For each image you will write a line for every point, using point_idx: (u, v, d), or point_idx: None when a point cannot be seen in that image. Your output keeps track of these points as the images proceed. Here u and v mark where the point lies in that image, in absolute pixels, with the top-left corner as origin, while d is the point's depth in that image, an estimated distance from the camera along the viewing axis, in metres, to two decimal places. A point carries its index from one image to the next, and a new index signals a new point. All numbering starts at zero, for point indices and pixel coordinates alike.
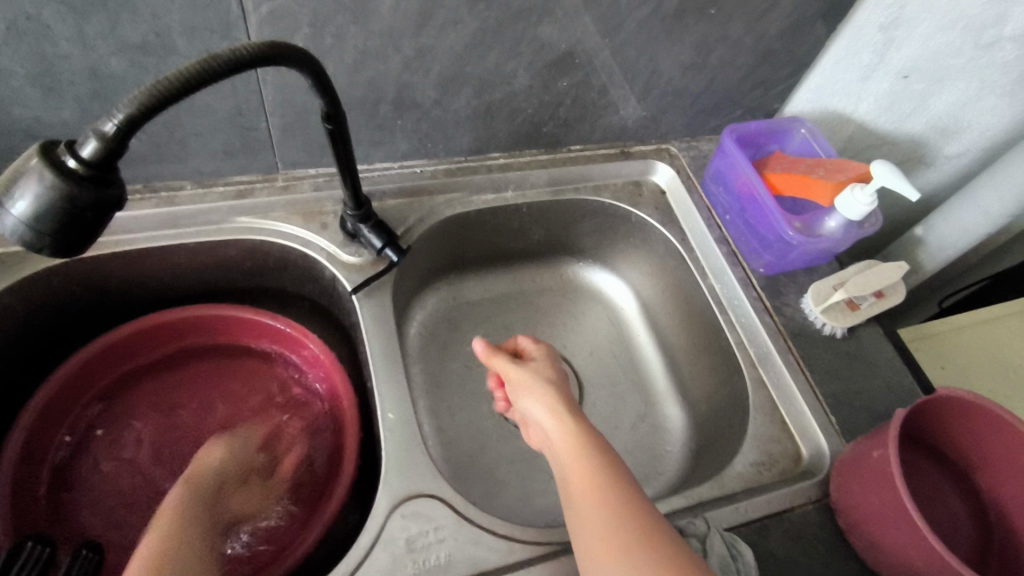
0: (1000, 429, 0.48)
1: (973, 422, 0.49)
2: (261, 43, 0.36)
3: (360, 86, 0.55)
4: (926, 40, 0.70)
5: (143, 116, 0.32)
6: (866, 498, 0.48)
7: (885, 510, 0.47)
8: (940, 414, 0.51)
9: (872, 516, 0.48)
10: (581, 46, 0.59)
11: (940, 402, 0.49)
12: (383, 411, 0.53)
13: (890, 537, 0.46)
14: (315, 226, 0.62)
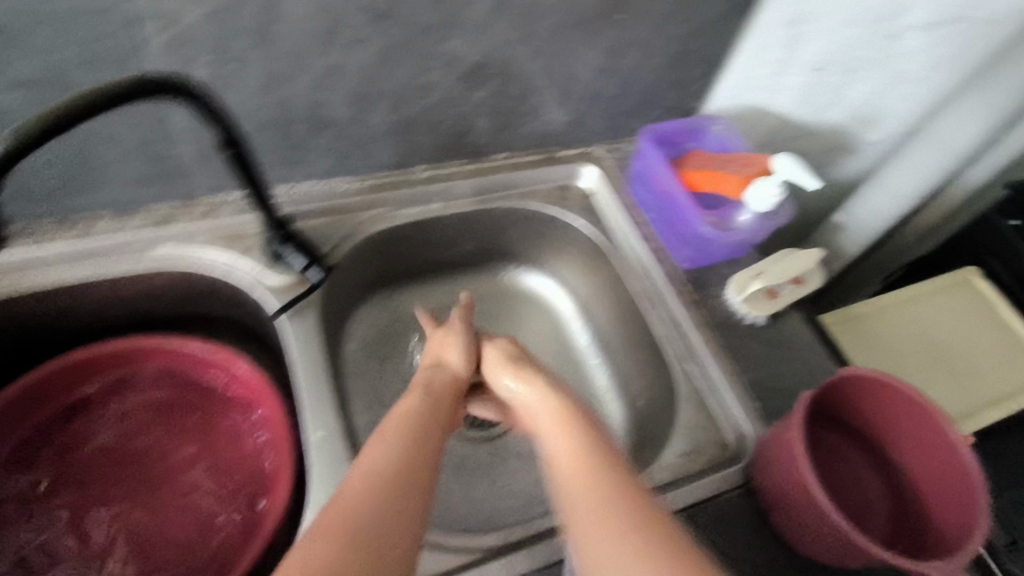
0: (906, 406, 0.50)
1: (881, 400, 0.52)
2: (138, 78, 0.39)
3: (270, 108, 0.55)
4: (834, 34, 0.72)
5: (26, 144, 0.36)
6: (779, 478, 0.51)
7: (794, 489, 0.49)
8: (851, 394, 0.53)
9: (785, 495, 0.50)
10: (491, 58, 0.60)
11: (850, 383, 0.52)
12: (311, 429, 0.53)
13: (801, 514, 0.49)
14: (239, 249, 0.62)
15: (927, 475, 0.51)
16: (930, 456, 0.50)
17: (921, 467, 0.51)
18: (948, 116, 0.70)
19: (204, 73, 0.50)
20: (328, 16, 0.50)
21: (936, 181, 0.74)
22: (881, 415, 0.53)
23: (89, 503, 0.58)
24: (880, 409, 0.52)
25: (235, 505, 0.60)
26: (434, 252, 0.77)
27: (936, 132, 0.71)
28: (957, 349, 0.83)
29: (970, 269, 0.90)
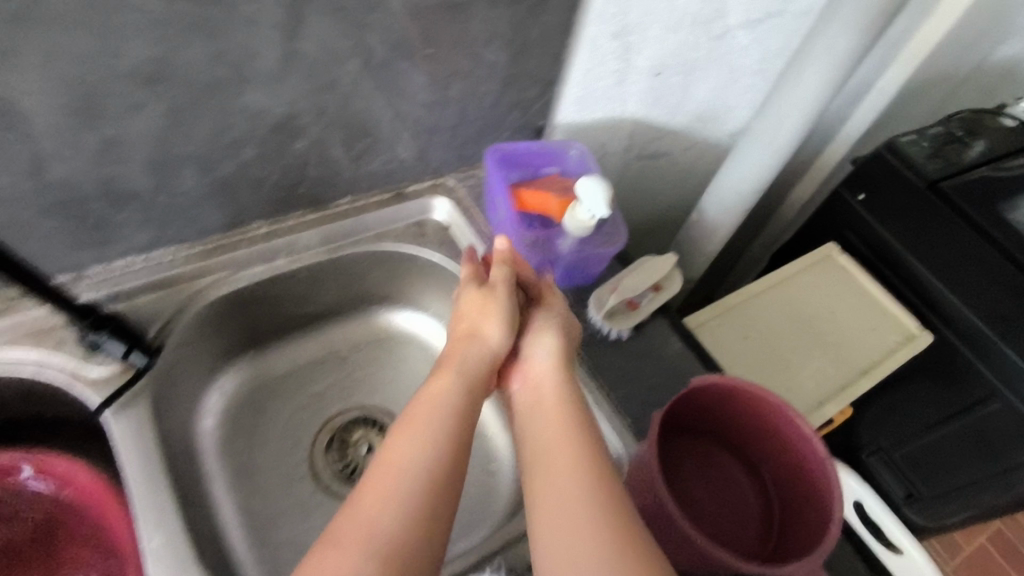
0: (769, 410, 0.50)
1: (745, 404, 0.51)
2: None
3: (54, 191, 0.50)
4: (663, 40, 0.76)
5: None
6: (646, 503, 0.50)
7: (662, 515, 0.48)
8: (707, 403, 0.53)
9: (654, 521, 0.49)
10: (302, 107, 0.57)
11: (700, 391, 0.51)
12: (146, 537, 0.48)
13: (671, 539, 0.48)
14: (50, 344, 0.55)
15: (799, 480, 0.50)
16: (799, 460, 0.49)
17: (792, 475, 0.50)
18: (767, 117, 0.74)
19: None
20: (91, 86, 0.45)
21: (771, 174, 0.78)
22: (756, 424, 0.52)
23: None
24: (752, 412, 0.51)
25: None
26: (293, 308, 0.71)
27: (760, 132, 0.75)
28: (825, 326, 0.85)
29: (832, 247, 0.94)
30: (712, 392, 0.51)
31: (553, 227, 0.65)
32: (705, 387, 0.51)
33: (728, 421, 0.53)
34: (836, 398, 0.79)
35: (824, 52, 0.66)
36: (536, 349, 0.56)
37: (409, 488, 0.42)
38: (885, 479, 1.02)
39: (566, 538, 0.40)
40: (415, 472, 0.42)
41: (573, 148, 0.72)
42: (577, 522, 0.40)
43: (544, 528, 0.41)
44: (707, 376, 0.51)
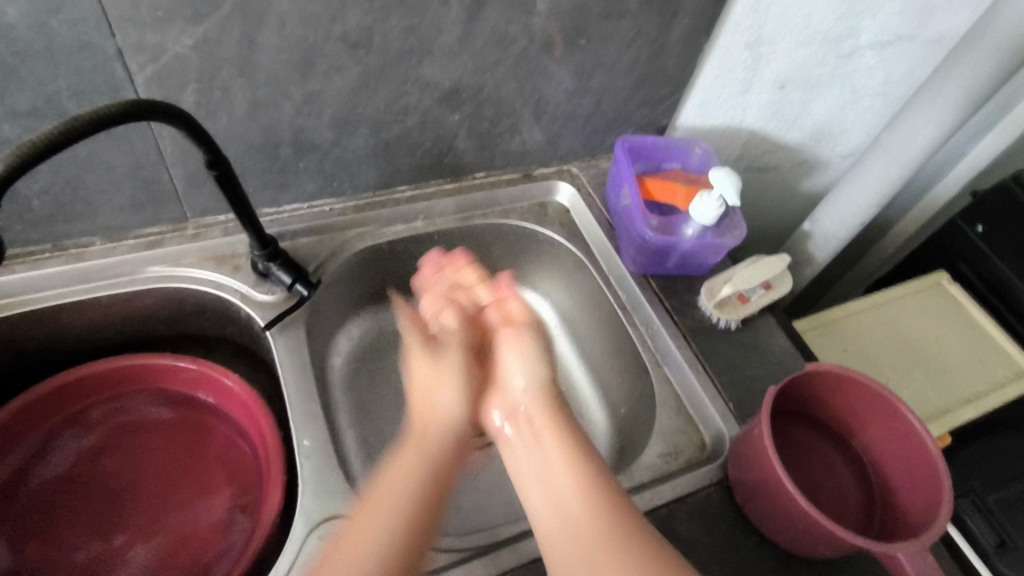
0: (873, 397, 0.52)
1: (852, 391, 0.53)
2: (149, 101, 0.41)
3: (256, 133, 0.58)
4: (792, 53, 0.77)
5: (45, 150, 0.37)
6: (752, 474, 0.53)
7: (769, 484, 0.51)
8: (816, 389, 0.55)
9: (759, 491, 0.52)
10: (465, 82, 0.63)
11: (811, 377, 0.54)
12: (298, 439, 0.56)
13: (776, 508, 0.51)
14: (229, 268, 0.64)
15: (906, 473, 0.52)
16: (909, 453, 0.51)
17: (898, 467, 0.52)
18: (898, 128, 0.70)
19: (190, 100, 0.53)
20: (308, 45, 0.53)
21: (895, 189, 0.75)
22: (869, 414, 0.54)
23: (68, 521, 0.58)
24: (866, 403, 0.53)
25: (229, 504, 0.61)
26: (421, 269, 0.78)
27: (890, 145, 0.71)
28: (930, 350, 0.85)
29: (943, 274, 0.93)
30: (828, 380, 0.54)
31: (675, 216, 0.70)
32: (825, 373, 0.53)
33: (839, 411, 0.56)
34: (939, 420, 0.78)
35: (969, 67, 0.63)
36: (513, 351, 0.58)
37: (370, 553, 0.43)
38: (976, 524, 0.85)
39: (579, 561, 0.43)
40: (380, 536, 0.43)
41: (698, 147, 0.75)
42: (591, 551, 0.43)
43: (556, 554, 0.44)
44: (824, 363, 0.53)
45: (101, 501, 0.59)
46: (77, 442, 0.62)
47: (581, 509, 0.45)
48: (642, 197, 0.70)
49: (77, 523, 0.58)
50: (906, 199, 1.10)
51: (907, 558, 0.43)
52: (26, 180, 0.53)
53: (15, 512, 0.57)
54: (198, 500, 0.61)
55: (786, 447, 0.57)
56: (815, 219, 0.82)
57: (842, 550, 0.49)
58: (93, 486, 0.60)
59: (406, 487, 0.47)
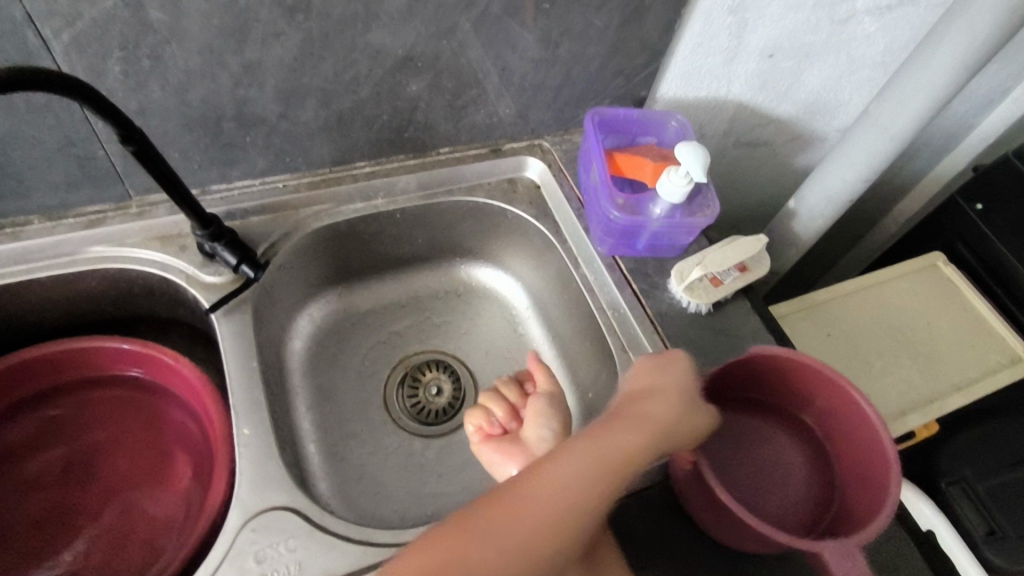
0: (818, 379, 0.49)
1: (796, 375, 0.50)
2: (31, 67, 0.37)
3: (194, 106, 0.55)
4: (780, 20, 0.72)
5: None
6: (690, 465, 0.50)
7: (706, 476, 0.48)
8: (762, 372, 0.52)
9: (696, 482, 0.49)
10: (419, 50, 0.59)
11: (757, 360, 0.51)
12: (237, 427, 0.54)
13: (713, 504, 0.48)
14: (174, 248, 0.62)
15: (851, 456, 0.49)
16: (869, 441, 0.48)
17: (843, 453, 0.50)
18: (888, 98, 0.66)
19: (116, 70, 0.50)
20: (240, 10, 0.49)
21: (883, 164, 0.70)
22: (825, 397, 0.50)
23: (11, 513, 0.56)
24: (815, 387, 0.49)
25: (176, 490, 0.60)
26: (385, 248, 0.75)
27: (877, 117, 0.67)
28: (919, 335, 0.81)
29: (938, 256, 0.88)
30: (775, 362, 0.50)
31: (644, 193, 0.65)
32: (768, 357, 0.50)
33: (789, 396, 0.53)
34: (923, 409, 0.75)
35: (961, 31, 0.57)
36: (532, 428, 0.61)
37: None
38: (964, 512, 0.86)
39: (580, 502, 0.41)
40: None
41: (674, 119, 0.71)
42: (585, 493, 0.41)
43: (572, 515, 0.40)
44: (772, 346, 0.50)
45: (46, 493, 0.58)
46: (22, 425, 0.61)
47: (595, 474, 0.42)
48: (611, 173, 0.66)
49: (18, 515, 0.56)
50: (905, 175, 1.05)
51: (832, 555, 0.41)
52: None
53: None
54: (144, 490, 0.60)
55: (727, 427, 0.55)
56: (799, 194, 0.78)
57: (785, 548, 0.46)
58: (38, 472, 0.59)
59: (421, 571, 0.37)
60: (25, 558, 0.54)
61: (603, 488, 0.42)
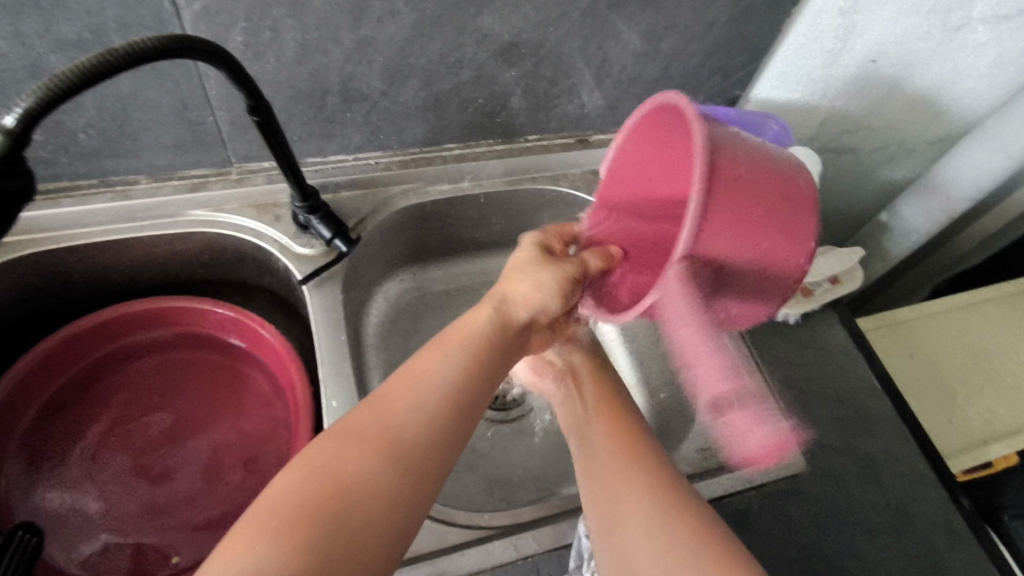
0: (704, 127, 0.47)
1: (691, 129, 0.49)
2: (169, 35, 0.36)
3: (304, 79, 0.56)
4: (891, 25, 0.69)
5: (79, 83, 0.34)
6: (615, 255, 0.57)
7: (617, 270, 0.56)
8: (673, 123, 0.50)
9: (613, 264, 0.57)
10: (525, 36, 0.59)
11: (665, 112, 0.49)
12: (326, 399, 0.55)
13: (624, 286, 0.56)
14: (269, 218, 0.63)
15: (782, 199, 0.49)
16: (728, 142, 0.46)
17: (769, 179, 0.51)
18: (1010, 115, 0.62)
19: (238, 40, 0.51)
20: None
21: (994, 184, 0.66)
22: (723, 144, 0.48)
23: (97, 459, 0.59)
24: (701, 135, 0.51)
25: (257, 454, 0.61)
26: (465, 231, 0.75)
27: (995, 133, 0.64)
28: (1007, 363, 0.77)
29: None
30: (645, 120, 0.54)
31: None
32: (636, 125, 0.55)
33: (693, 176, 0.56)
34: (1006, 440, 0.72)
35: None
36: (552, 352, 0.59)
37: (372, 437, 0.38)
38: None
39: (470, 328, 0.46)
40: (355, 443, 0.38)
41: (773, 121, 0.69)
42: (475, 320, 0.47)
43: (470, 333, 0.46)
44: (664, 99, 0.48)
45: (128, 442, 0.60)
46: (119, 375, 0.63)
47: (481, 315, 0.48)
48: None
49: (104, 461, 0.59)
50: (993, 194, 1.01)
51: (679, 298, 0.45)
52: (74, 114, 0.52)
53: (48, 448, 0.59)
54: (227, 450, 0.61)
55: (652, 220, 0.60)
56: (892, 207, 0.75)
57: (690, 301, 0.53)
58: (130, 420, 0.61)
59: (361, 423, 0.39)
60: (118, 503, 0.57)
61: (490, 320, 0.47)
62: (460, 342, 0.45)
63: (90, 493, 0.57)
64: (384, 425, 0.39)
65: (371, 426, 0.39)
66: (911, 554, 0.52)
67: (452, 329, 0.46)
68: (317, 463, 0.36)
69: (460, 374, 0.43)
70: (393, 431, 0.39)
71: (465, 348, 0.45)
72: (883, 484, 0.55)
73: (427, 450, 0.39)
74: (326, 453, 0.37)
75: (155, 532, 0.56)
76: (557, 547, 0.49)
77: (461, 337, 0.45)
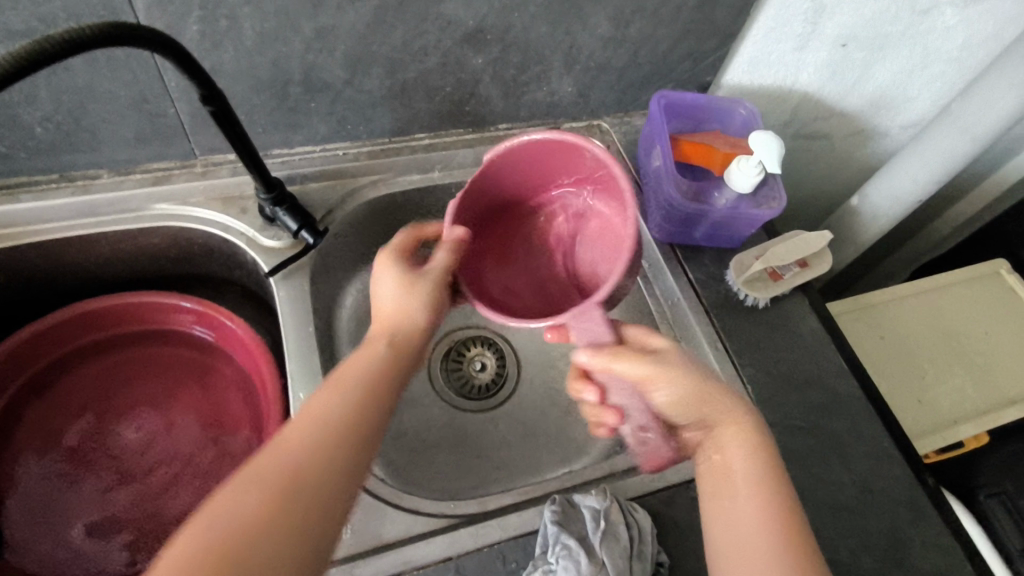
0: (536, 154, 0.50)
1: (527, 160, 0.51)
2: (100, 23, 0.35)
3: (265, 68, 0.55)
4: (859, 8, 0.69)
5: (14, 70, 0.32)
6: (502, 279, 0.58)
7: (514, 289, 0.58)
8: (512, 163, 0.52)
9: (504, 283, 0.58)
10: (489, 23, 0.58)
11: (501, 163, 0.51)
12: (293, 391, 0.55)
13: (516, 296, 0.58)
14: (235, 210, 0.63)
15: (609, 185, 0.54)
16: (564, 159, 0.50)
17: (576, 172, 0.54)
18: (973, 96, 0.63)
19: (194, 30, 0.50)
20: None
21: (960, 165, 0.68)
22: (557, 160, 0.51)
23: (68, 455, 0.59)
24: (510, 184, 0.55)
25: (230, 450, 0.61)
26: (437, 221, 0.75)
27: (960, 115, 0.64)
28: (976, 343, 0.78)
29: (1002, 263, 0.85)
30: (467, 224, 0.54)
31: (709, 180, 0.64)
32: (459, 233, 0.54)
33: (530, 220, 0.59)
34: (976, 420, 0.73)
35: None
36: None
37: (262, 487, 0.36)
38: (1005, 528, 0.87)
39: (362, 363, 0.45)
40: (248, 494, 0.35)
41: (742, 107, 0.69)
42: (367, 353, 0.45)
43: (360, 367, 0.44)
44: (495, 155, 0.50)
45: (102, 441, 0.60)
46: (88, 371, 0.63)
47: (375, 348, 0.46)
48: (675, 158, 0.64)
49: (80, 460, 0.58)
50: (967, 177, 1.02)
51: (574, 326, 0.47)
52: (27, 107, 0.51)
53: (20, 448, 0.58)
54: (199, 444, 0.61)
55: (533, 287, 0.59)
56: (864, 192, 0.75)
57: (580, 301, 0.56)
58: (100, 416, 0.61)
59: (254, 471, 0.37)
60: (90, 500, 0.57)
61: (385, 351, 0.46)
62: (353, 378, 0.43)
63: (60, 490, 0.57)
64: (282, 472, 0.37)
65: (265, 472, 0.37)
66: (874, 531, 0.53)
67: (346, 365, 0.45)
68: (208, 512, 0.35)
69: (351, 410, 0.41)
70: (292, 479, 0.37)
71: (357, 382, 0.43)
72: (848, 465, 0.56)
73: (323, 491, 0.37)
74: (218, 510, 0.35)
75: (136, 531, 0.56)
76: (518, 535, 0.48)
77: (353, 374, 0.43)
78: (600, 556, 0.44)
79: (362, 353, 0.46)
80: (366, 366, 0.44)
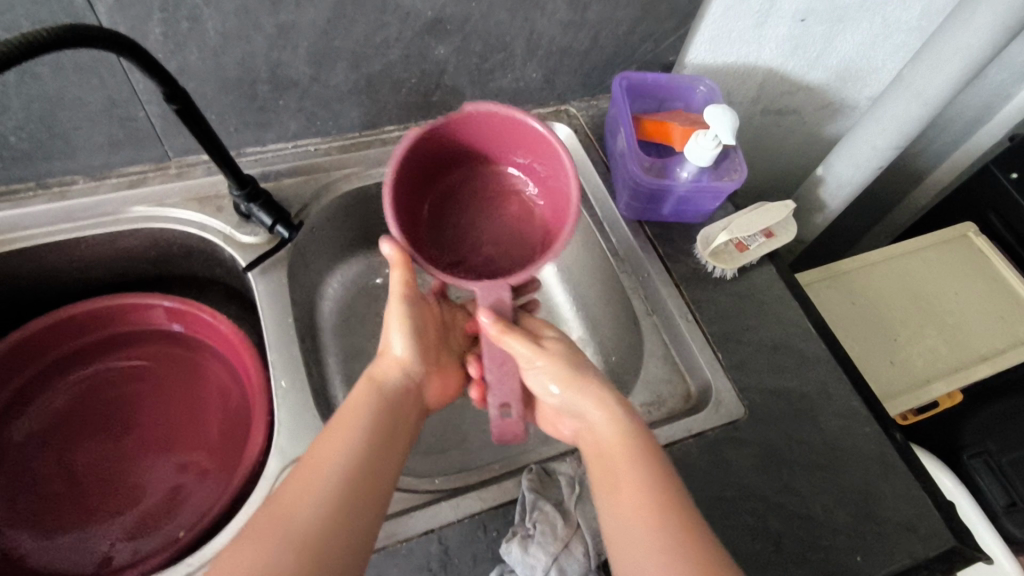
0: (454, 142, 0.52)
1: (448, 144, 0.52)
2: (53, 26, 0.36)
3: (231, 67, 0.56)
4: None
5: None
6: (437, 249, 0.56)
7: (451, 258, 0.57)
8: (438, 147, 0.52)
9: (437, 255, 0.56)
10: (449, 12, 0.59)
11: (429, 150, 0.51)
12: (275, 379, 0.56)
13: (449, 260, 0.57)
14: (212, 209, 0.64)
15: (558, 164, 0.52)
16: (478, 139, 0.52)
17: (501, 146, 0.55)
18: (924, 61, 0.64)
19: (157, 32, 0.51)
20: None
21: (917, 130, 0.69)
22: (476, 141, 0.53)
23: (60, 457, 0.60)
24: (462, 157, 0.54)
25: (219, 441, 0.62)
26: None
27: (912, 81, 0.66)
28: (946, 305, 0.80)
29: (970, 227, 0.87)
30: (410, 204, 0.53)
31: (672, 157, 0.66)
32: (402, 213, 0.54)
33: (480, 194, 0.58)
34: (947, 378, 0.75)
35: None
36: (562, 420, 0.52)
37: (274, 540, 0.38)
38: (987, 484, 0.90)
39: (356, 419, 0.46)
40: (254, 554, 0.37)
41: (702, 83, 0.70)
42: (356, 410, 0.47)
43: (352, 420, 0.46)
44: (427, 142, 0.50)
45: (99, 450, 0.60)
46: (76, 374, 0.64)
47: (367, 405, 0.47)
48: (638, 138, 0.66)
49: (74, 474, 0.59)
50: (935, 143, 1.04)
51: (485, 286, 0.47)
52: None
53: (15, 458, 0.59)
54: (189, 439, 0.62)
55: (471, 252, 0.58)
56: (828, 161, 0.76)
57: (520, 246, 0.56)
58: (91, 417, 0.62)
59: (257, 535, 0.39)
60: (83, 497, 0.58)
61: (375, 404, 0.47)
62: (349, 432, 0.45)
63: (53, 490, 0.58)
64: (286, 526, 0.39)
65: (266, 532, 0.39)
66: (845, 485, 0.55)
67: (340, 419, 0.46)
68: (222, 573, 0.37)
69: (348, 462, 0.43)
70: (298, 532, 0.38)
71: (351, 436, 0.45)
72: (818, 424, 0.58)
73: (328, 543, 0.39)
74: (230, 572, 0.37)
75: (130, 525, 0.57)
76: (497, 505, 0.50)
77: (349, 427, 0.45)
78: (575, 518, 0.47)
79: (356, 407, 0.47)
80: (358, 422, 0.46)
